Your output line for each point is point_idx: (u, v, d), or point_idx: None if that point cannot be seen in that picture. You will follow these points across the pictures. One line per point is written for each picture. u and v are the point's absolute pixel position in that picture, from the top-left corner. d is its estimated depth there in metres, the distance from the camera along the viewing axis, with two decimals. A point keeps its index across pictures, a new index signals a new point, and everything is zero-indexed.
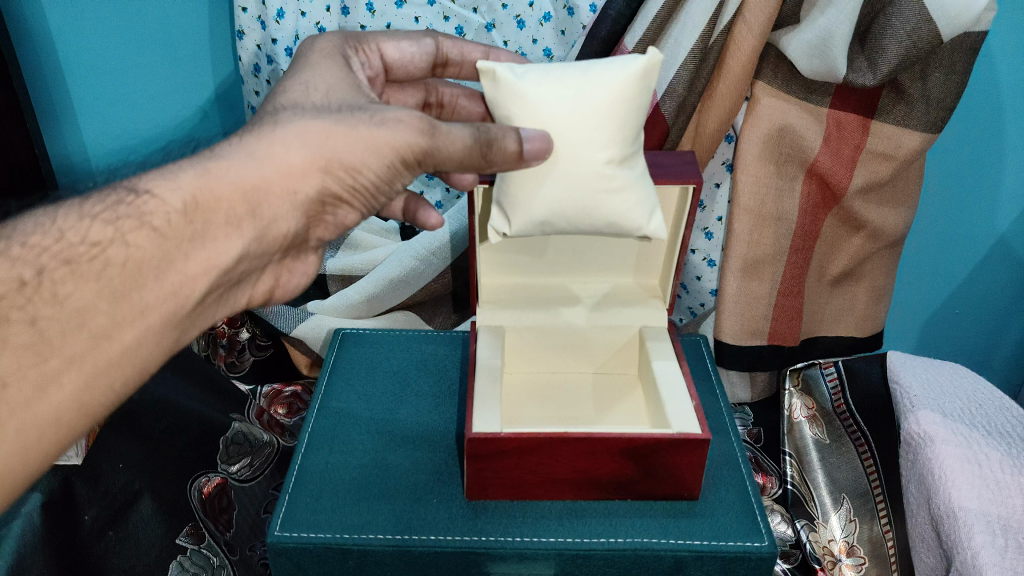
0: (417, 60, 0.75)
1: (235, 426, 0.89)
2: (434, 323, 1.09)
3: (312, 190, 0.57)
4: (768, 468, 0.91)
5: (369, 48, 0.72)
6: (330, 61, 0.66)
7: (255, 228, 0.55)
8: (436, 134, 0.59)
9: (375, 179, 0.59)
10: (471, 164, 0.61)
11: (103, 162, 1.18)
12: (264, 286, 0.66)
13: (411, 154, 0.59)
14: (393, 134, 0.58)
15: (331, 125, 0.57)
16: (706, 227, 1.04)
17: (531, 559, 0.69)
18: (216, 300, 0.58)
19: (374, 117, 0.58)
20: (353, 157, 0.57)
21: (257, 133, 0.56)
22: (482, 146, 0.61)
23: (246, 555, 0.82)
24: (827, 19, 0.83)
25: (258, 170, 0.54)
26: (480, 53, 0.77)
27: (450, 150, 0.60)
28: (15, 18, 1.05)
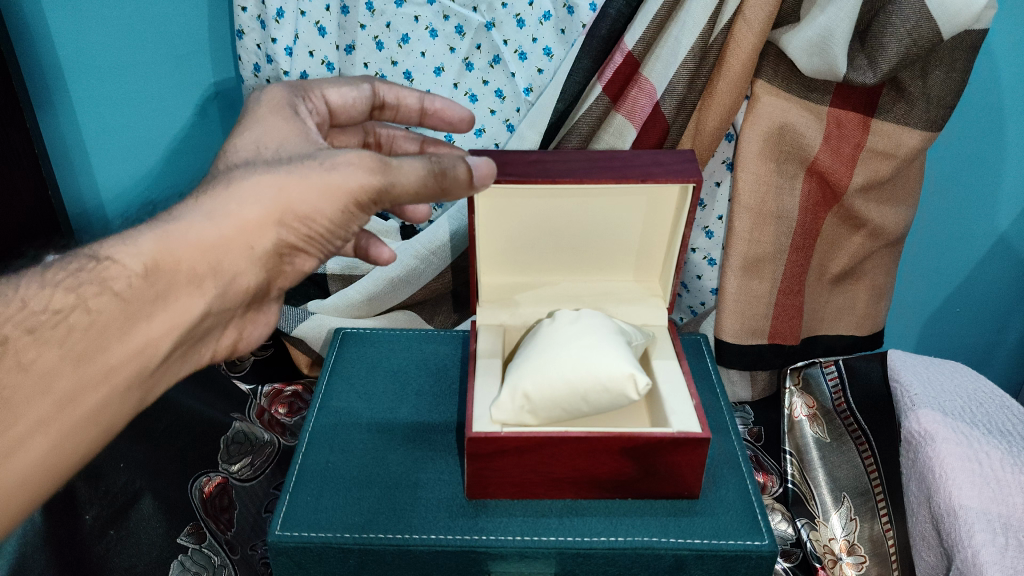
0: (359, 104, 0.75)
1: (235, 426, 0.90)
2: (435, 322, 1.10)
3: (268, 244, 0.58)
4: (768, 467, 0.92)
5: (314, 94, 0.72)
6: (278, 117, 0.66)
7: (216, 287, 0.57)
8: (389, 170, 0.59)
9: (330, 224, 0.60)
10: (428, 197, 0.62)
11: (103, 166, 1.18)
12: (229, 337, 0.68)
13: (365, 194, 0.59)
14: (346, 178, 0.58)
15: (284, 177, 0.57)
16: (706, 226, 1.05)
17: (532, 558, 0.69)
18: (178, 357, 0.61)
19: (324, 162, 0.58)
20: (307, 206, 0.57)
21: (213, 193, 0.57)
22: (436, 175, 0.60)
23: (246, 555, 0.80)
24: (827, 17, 0.82)
25: (216, 230, 0.56)
26: (415, 99, 0.77)
27: (403, 185, 0.59)
28: (15, 16, 1.03)
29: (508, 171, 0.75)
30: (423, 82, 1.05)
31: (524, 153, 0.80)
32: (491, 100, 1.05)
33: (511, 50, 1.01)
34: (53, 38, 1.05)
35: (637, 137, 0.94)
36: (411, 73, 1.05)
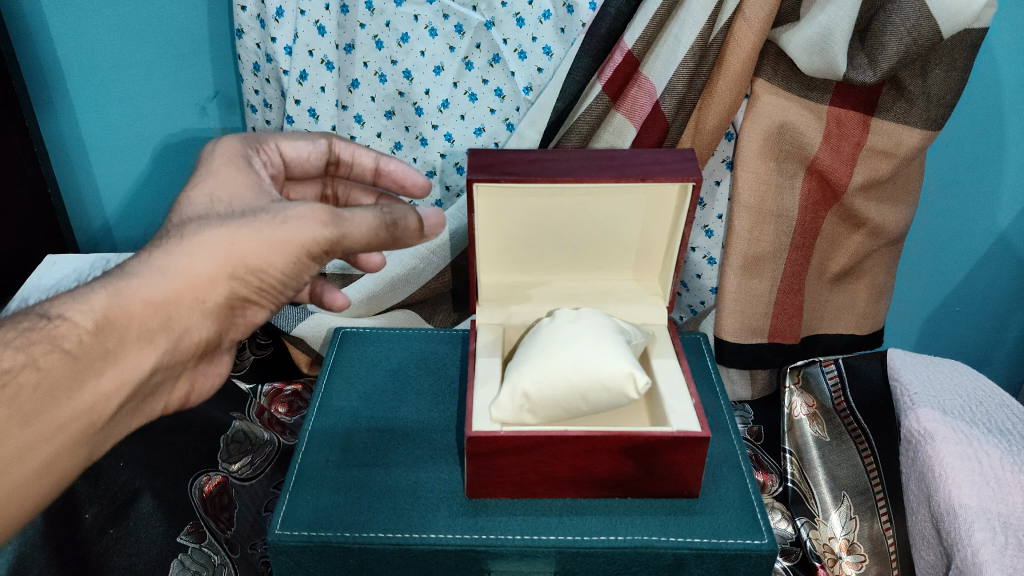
0: (313, 159, 0.73)
1: (235, 425, 0.90)
2: (435, 321, 1.10)
3: (221, 296, 0.57)
4: (768, 466, 0.92)
5: (269, 147, 0.70)
6: (229, 167, 0.64)
7: (168, 341, 0.56)
8: (340, 223, 0.59)
9: (282, 277, 0.59)
10: (380, 246, 0.62)
11: (104, 162, 1.19)
12: (181, 390, 0.67)
13: (317, 247, 0.58)
14: (298, 231, 0.57)
15: (235, 230, 0.57)
16: (706, 224, 1.05)
17: (532, 557, 0.69)
18: (131, 409, 0.59)
19: (276, 215, 0.58)
20: (258, 260, 0.57)
21: (164, 246, 0.56)
22: (387, 226, 0.61)
23: (246, 554, 0.80)
24: (827, 15, 0.82)
25: (168, 285, 0.55)
26: (372, 160, 0.76)
27: (356, 236, 0.60)
28: (15, 15, 1.05)
29: (507, 170, 0.75)
30: (423, 81, 1.04)
31: (523, 152, 0.80)
32: (490, 99, 1.05)
33: (511, 49, 1.01)
34: (54, 37, 1.07)
35: (637, 136, 0.94)
36: (411, 72, 1.04)
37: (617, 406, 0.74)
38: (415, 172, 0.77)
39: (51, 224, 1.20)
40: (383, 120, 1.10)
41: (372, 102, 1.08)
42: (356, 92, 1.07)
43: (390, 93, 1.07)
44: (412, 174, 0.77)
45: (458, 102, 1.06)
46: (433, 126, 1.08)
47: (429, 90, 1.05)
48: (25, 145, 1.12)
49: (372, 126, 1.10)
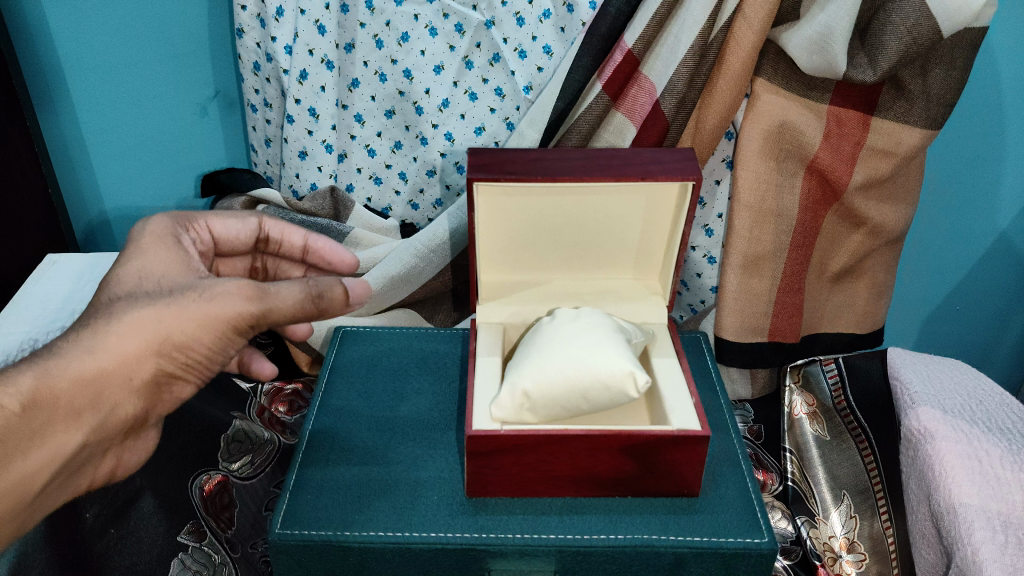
0: (243, 236, 0.79)
1: (235, 424, 0.90)
2: (435, 320, 1.10)
3: (147, 374, 0.60)
4: (768, 465, 0.92)
5: (199, 225, 0.75)
6: (160, 244, 0.67)
7: (94, 419, 0.59)
8: (266, 297, 0.62)
9: (207, 352, 0.61)
10: (304, 316, 0.65)
11: (104, 162, 1.19)
12: (108, 466, 0.69)
13: (242, 321, 0.61)
14: (222, 308, 0.60)
15: (161, 310, 0.59)
16: (706, 224, 1.05)
17: (532, 556, 0.70)
18: (56, 485, 0.63)
19: (203, 292, 0.60)
20: (183, 335, 0.59)
21: (92, 325, 0.58)
22: (313, 298, 0.64)
23: (246, 553, 0.81)
24: (827, 15, 0.83)
25: (95, 364, 0.57)
26: (301, 237, 0.82)
27: (280, 308, 0.63)
28: (15, 15, 1.05)
29: (507, 170, 0.76)
30: (423, 80, 1.04)
31: (523, 151, 0.80)
32: (490, 99, 1.05)
33: (511, 48, 1.01)
34: (55, 36, 1.07)
35: (637, 134, 0.93)
36: (411, 72, 1.04)
37: (616, 406, 0.75)
38: (342, 248, 0.83)
39: (53, 224, 1.19)
40: (383, 119, 1.10)
41: (372, 101, 1.08)
42: (356, 92, 1.08)
43: (390, 92, 1.07)
44: (338, 249, 0.83)
45: (458, 101, 1.06)
46: (433, 126, 1.07)
47: (429, 90, 1.05)
48: (25, 144, 1.11)
49: (372, 125, 1.10)
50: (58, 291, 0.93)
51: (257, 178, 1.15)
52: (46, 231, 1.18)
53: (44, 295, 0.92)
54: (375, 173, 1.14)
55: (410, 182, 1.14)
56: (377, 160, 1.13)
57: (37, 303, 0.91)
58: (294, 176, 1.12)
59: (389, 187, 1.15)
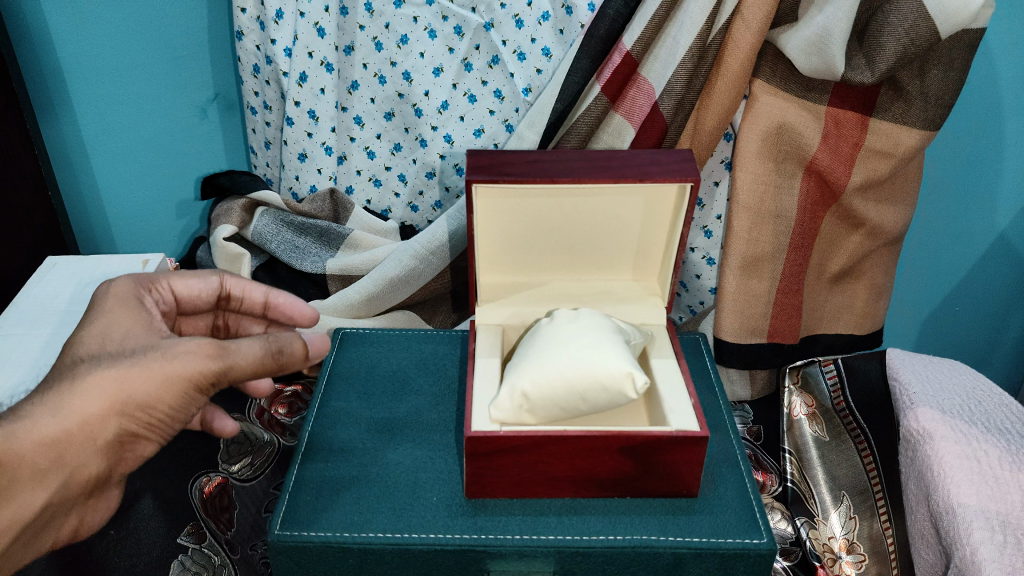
0: (204, 293, 0.74)
1: (236, 427, 0.92)
2: (434, 322, 1.10)
3: (111, 433, 0.56)
4: (768, 466, 0.92)
5: (160, 285, 0.71)
6: (119, 304, 0.63)
7: (60, 479, 0.56)
8: (227, 353, 0.59)
9: (170, 412, 0.58)
10: (265, 372, 0.62)
11: (104, 165, 1.19)
12: (69, 526, 0.63)
13: (204, 379, 0.58)
14: (185, 366, 0.57)
15: (122, 370, 0.56)
16: (705, 225, 1.05)
17: (532, 557, 0.70)
18: (21, 545, 0.58)
19: (165, 352, 0.57)
20: (145, 395, 0.56)
21: (56, 385, 0.55)
22: (273, 354, 0.61)
23: (246, 554, 0.79)
24: (825, 16, 0.83)
25: (58, 426, 0.54)
26: (263, 292, 0.77)
27: (242, 364, 0.59)
28: (15, 17, 1.05)
29: (506, 171, 0.76)
30: (423, 82, 1.05)
31: (522, 153, 0.80)
32: (490, 101, 1.05)
33: (510, 50, 1.01)
34: (55, 39, 1.07)
35: (636, 136, 0.93)
36: (411, 74, 1.04)
37: (616, 406, 0.75)
38: (307, 304, 0.79)
39: (53, 226, 1.20)
40: (383, 121, 1.10)
41: (372, 103, 1.08)
42: (356, 94, 1.08)
43: (390, 94, 1.07)
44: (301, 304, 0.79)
45: (458, 103, 1.06)
46: (433, 127, 1.08)
47: (429, 92, 1.05)
48: (25, 146, 1.11)
49: (372, 127, 1.11)
50: (58, 292, 0.89)
51: (257, 179, 1.14)
52: (46, 233, 1.18)
53: (43, 297, 0.88)
54: (375, 175, 1.14)
55: (410, 183, 1.14)
56: (377, 162, 1.13)
57: (35, 308, 0.87)
58: (294, 178, 1.12)
59: (389, 189, 1.15)
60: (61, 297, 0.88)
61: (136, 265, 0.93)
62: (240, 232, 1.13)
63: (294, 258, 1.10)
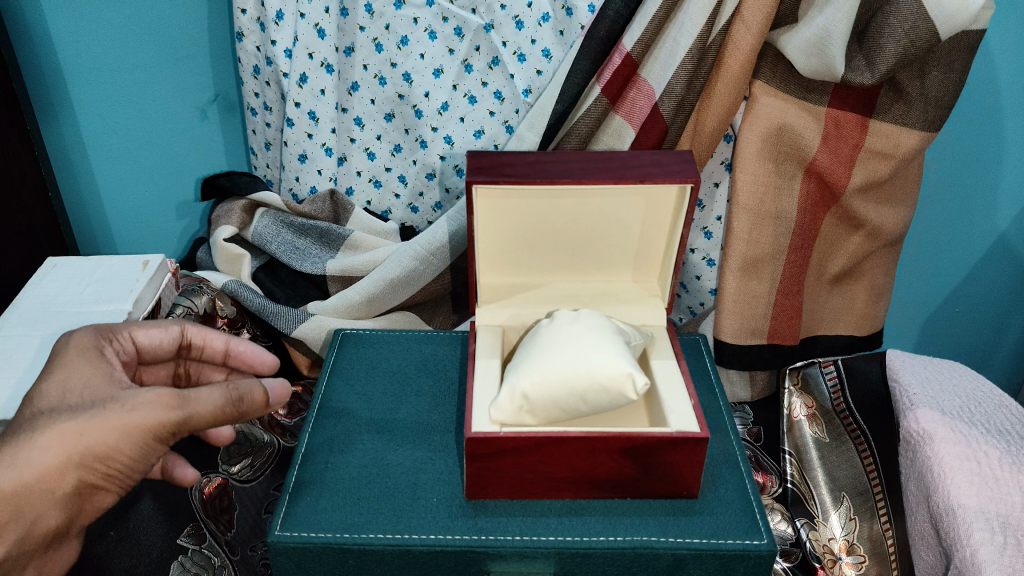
0: (166, 343, 0.74)
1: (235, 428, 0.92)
2: (435, 323, 1.10)
3: (69, 485, 0.58)
4: (768, 468, 0.92)
5: (121, 335, 0.70)
6: (81, 357, 0.64)
7: (18, 532, 0.57)
8: (186, 402, 0.60)
9: (129, 462, 0.59)
10: (222, 420, 0.63)
11: (104, 166, 1.19)
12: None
13: (163, 429, 0.59)
14: (144, 417, 0.59)
15: (83, 422, 0.58)
16: (705, 226, 1.05)
17: (532, 558, 0.70)
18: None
19: (124, 403, 0.59)
20: (104, 446, 0.58)
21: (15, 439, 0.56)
22: (233, 401, 0.63)
23: (246, 555, 0.80)
24: (825, 18, 0.83)
25: (16, 478, 0.55)
26: (224, 340, 0.78)
27: (201, 412, 0.61)
28: (15, 18, 1.05)
29: (506, 172, 0.76)
30: (423, 83, 1.05)
31: (522, 154, 0.80)
32: (490, 102, 1.05)
33: (510, 51, 1.01)
34: (54, 40, 1.07)
35: (636, 137, 0.93)
36: (411, 75, 1.04)
37: (616, 407, 0.75)
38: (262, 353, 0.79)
39: (53, 227, 1.20)
40: (383, 123, 1.10)
41: (372, 104, 1.09)
42: (356, 95, 1.08)
43: (390, 95, 1.07)
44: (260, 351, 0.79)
45: (458, 104, 1.06)
46: (433, 129, 1.08)
47: (429, 93, 1.05)
48: (25, 147, 1.12)
49: (372, 128, 1.11)
50: (58, 293, 0.89)
51: (257, 180, 1.14)
52: (46, 234, 1.18)
53: (43, 299, 0.88)
54: (375, 176, 1.14)
55: (410, 185, 1.14)
56: (377, 163, 1.13)
57: (35, 309, 0.86)
58: (294, 179, 1.12)
59: (389, 190, 1.15)
60: (61, 297, 0.88)
61: (136, 265, 0.93)
62: (240, 233, 1.14)
63: (294, 258, 1.10)
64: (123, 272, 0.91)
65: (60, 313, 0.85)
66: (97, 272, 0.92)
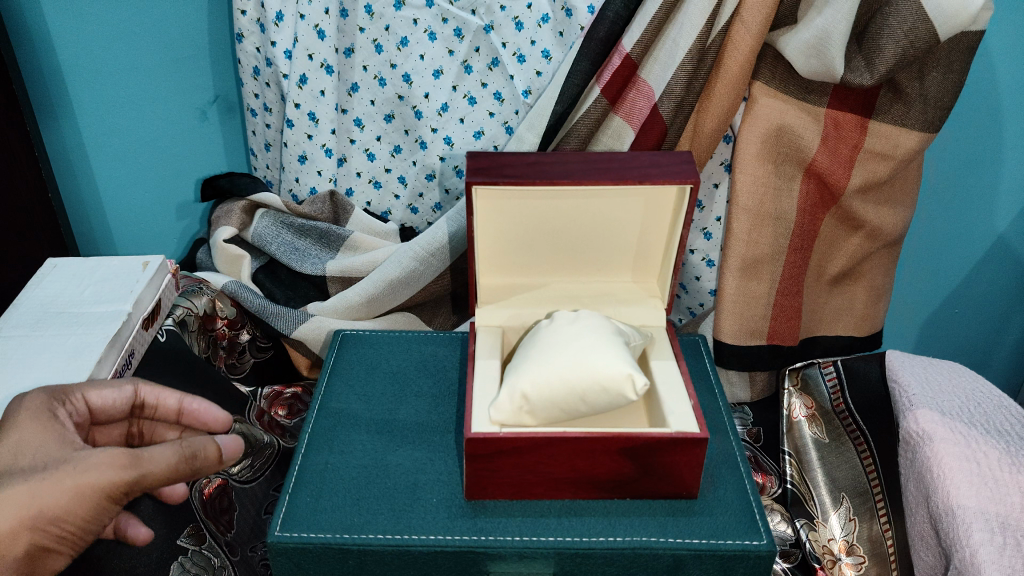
0: (119, 404, 0.71)
1: (236, 426, 0.89)
2: (434, 323, 1.10)
3: (20, 548, 0.56)
4: (768, 468, 0.92)
5: (74, 396, 0.68)
6: (34, 421, 0.62)
7: None
8: (139, 462, 0.59)
9: (82, 524, 0.58)
10: (176, 479, 0.62)
11: (104, 167, 1.19)
12: None
13: (116, 489, 0.58)
14: (96, 477, 0.57)
15: (35, 484, 0.56)
16: (705, 227, 1.05)
17: (531, 558, 0.70)
18: None
19: (77, 463, 0.58)
20: (57, 507, 0.56)
21: None
22: (187, 458, 0.61)
23: (246, 555, 0.84)
24: (824, 19, 0.83)
25: None
26: (178, 397, 0.75)
27: (155, 471, 0.59)
28: (15, 19, 1.05)
29: (506, 173, 0.76)
30: (423, 84, 1.05)
31: (521, 155, 0.80)
32: (490, 103, 1.06)
33: (510, 52, 1.01)
34: (54, 42, 1.07)
35: (636, 138, 0.93)
36: (411, 76, 1.05)
37: (616, 408, 0.75)
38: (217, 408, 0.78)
39: (53, 228, 1.20)
40: (383, 123, 1.10)
41: (372, 105, 1.09)
42: (356, 96, 1.08)
43: (390, 97, 1.07)
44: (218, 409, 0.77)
45: (458, 106, 1.06)
46: (433, 130, 1.08)
47: (429, 94, 1.05)
48: (25, 148, 1.12)
49: (372, 129, 1.11)
50: (58, 294, 0.89)
51: (257, 181, 1.14)
52: (46, 235, 1.18)
53: (43, 301, 0.88)
54: (375, 177, 1.15)
55: (409, 186, 1.14)
56: (377, 164, 1.13)
57: (35, 310, 0.86)
58: (294, 180, 1.12)
59: (388, 191, 1.15)
60: (61, 298, 0.88)
61: (136, 266, 0.93)
62: (240, 233, 1.14)
63: (294, 258, 1.10)
64: (123, 273, 0.91)
65: (61, 314, 0.85)
66: (97, 273, 0.92)
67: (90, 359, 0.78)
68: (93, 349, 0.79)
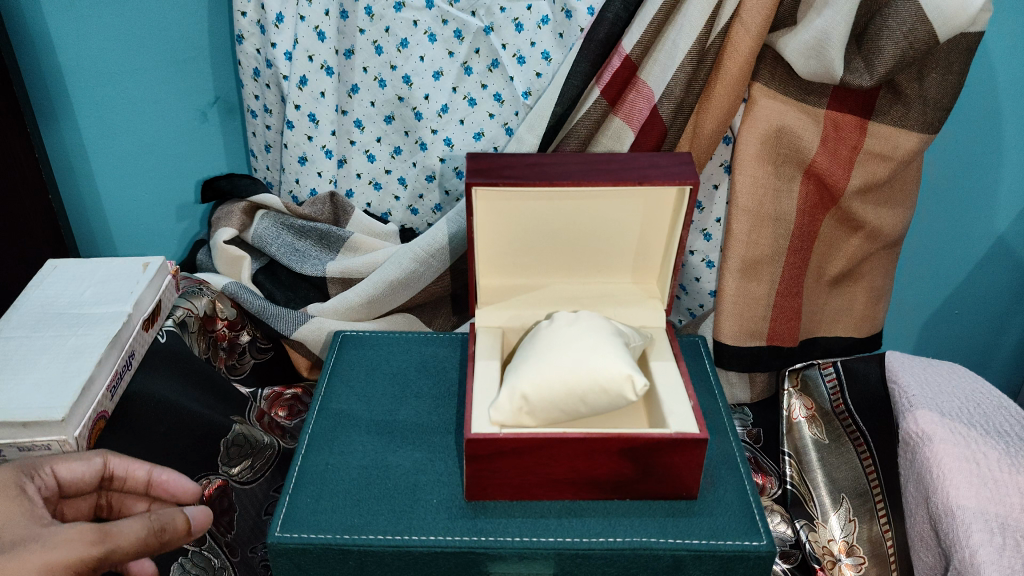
0: (88, 477, 0.70)
1: (235, 427, 0.90)
2: (434, 324, 1.10)
3: None
4: (768, 468, 0.92)
5: (43, 471, 0.67)
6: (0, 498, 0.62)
7: None
8: (108, 536, 0.61)
9: None
10: (144, 552, 0.64)
11: (104, 168, 1.19)
12: None
13: (85, 565, 0.59)
14: (64, 554, 0.59)
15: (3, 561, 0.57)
16: (705, 228, 1.05)
17: (531, 559, 0.70)
18: None
19: (44, 542, 0.59)
20: None
21: None
22: (155, 530, 0.65)
23: (246, 556, 0.84)
24: (823, 20, 0.83)
25: None
26: (147, 468, 0.73)
27: (124, 544, 0.62)
28: (15, 21, 1.06)
29: (506, 175, 0.76)
30: (423, 85, 1.05)
31: (521, 156, 0.81)
32: (490, 104, 1.06)
33: (510, 54, 1.01)
34: (55, 43, 1.07)
35: (636, 139, 0.93)
36: (411, 78, 1.05)
37: (615, 409, 0.75)
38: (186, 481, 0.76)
39: (53, 229, 1.20)
40: (383, 125, 1.10)
41: (372, 106, 1.09)
42: (356, 97, 1.08)
43: (390, 98, 1.07)
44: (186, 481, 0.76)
45: (458, 107, 1.06)
46: (433, 131, 1.08)
47: (429, 95, 1.06)
48: (25, 149, 1.12)
49: (372, 130, 1.11)
50: (58, 295, 0.89)
51: (257, 182, 1.15)
52: (46, 237, 1.19)
53: (43, 302, 0.88)
54: (375, 178, 1.14)
55: (409, 187, 1.14)
56: (377, 165, 1.13)
57: (35, 312, 0.86)
58: (294, 181, 1.12)
59: (389, 192, 1.15)
60: (61, 299, 0.88)
61: (136, 267, 0.93)
62: (240, 233, 1.14)
63: (294, 259, 1.10)
64: (123, 273, 0.91)
65: (61, 314, 0.85)
66: (98, 274, 0.92)
67: (90, 359, 0.77)
68: (93, 348, 0.79)
